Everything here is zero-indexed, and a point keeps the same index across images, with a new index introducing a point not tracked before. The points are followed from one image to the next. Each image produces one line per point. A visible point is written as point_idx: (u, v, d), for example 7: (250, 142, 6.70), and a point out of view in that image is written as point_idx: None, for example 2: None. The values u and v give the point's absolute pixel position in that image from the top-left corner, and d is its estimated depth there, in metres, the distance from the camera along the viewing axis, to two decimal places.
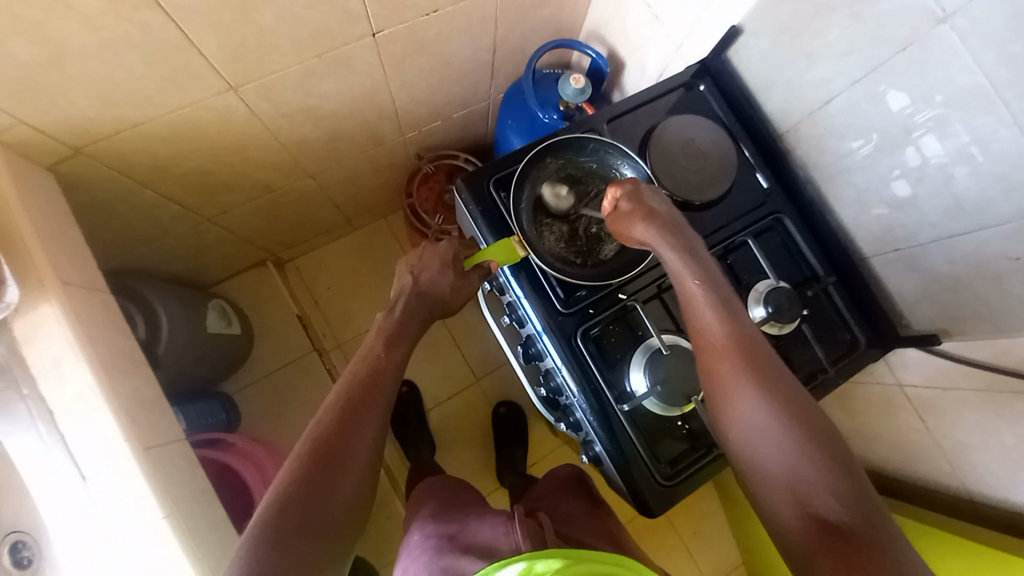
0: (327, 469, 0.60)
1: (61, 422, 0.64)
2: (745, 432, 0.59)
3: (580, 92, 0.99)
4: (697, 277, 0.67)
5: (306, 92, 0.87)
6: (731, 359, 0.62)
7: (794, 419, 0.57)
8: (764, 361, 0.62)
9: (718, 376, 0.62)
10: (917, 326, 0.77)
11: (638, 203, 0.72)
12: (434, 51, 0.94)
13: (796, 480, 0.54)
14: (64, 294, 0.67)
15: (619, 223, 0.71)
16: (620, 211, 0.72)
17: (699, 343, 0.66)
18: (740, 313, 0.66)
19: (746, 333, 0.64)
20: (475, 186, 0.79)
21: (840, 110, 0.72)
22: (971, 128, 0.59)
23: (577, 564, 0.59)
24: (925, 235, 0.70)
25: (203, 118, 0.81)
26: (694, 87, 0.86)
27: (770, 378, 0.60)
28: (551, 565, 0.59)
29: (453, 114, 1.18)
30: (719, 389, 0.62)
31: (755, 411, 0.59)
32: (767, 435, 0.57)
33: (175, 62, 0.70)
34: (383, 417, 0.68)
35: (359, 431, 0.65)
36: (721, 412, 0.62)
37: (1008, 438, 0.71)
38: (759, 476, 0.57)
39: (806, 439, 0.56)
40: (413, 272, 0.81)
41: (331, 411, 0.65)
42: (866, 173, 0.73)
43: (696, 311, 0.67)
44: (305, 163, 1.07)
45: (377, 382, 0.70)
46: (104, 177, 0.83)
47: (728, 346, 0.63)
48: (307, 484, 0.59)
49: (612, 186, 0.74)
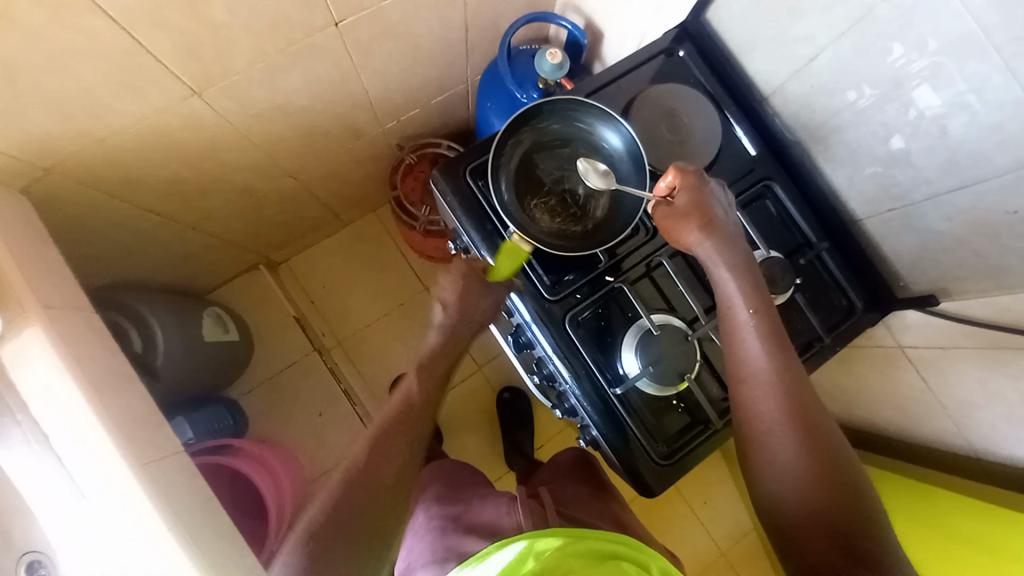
0: (370, 469, 0.66)
1: (55, 442, 0.64)
2: (769, 455, 0.60)
3: (557, 68, 0.95)
4: (749, 304, 0.65)
5: (273, 88, 0.85)
6: (770, 386, 0.62)
7: (818, 448, 0.58)
8: (801, 387, 0.62)
9: (755, 409, 0.62)
10: (915, 286, 0.76)
11: (695, 203, 0.68)
12: (402, 35, 0.90)
13: (808, 499, 0.56)
14: (47, 317, 0.67)
15: (672, 218, 0.69)
16: (674, 206, 0.69)
17: (735, 371, 0.65)
18: (788, 348, 0.64)
19: (784, 364, 0.63)
20: (452, 170, 0.76)
21: (829, 66, 0.69)
22: (962, 76, 0.56)
23: (578, 542, 0.60)
24: (920, 192, 0.67)
25: (169, 124, 0.79)
26: (675, 53, 0.83)
27: (808, 407, 0.61)
28: (552, 543, 0.59)
29: (431, 100, 1.15)
30: (749, 412, 0.62)
31: (785, 440, 0.59)
32: (793, 463, 0.58)
33: (131, 69, 0.68)
34: (425, 421, 0.72)
35: (400, 435, 0.70)
36: (752, 441, 0.62)
37: (1010, 393, 0.68)
38: (772, 491, 0.59)
39: (824, 467, 0.57)
40: (442, 302, 0.76)
41: (385, 416, 0.71)
42: (857, 132, 0.70)
43: (736, 336, 0.65)
44: (283, 162, 1.05)
45: (424, 389, 0.74)
46: (78, 193, 0.82)
47: (771, 375, 0.62)
48: (353, 480, 0.65)
49: (675, 171, 0.69)
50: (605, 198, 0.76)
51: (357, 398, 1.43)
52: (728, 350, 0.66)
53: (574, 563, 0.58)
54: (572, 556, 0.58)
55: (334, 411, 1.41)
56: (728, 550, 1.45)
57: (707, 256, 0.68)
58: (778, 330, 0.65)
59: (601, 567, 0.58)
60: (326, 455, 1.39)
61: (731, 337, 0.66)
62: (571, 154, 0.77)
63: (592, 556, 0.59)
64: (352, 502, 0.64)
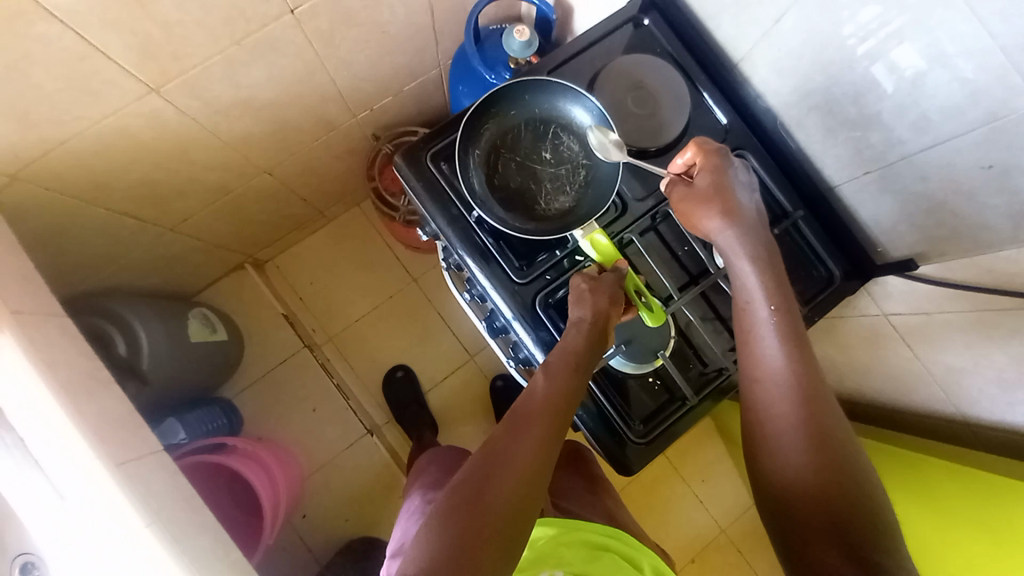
0: (497, 466, 0.55)
1: (32, 448, 0.64)
2: (778, 452, 0.59)
3: (526, 46, 0.93)
4: (769, 301, 0.63)
5: (235, 84, 0.83)
6: (776, 380, 0.60)
7: (826, 445, 0.57)
8: (816, 380, 0.60)
9: (766, 402, 0.61)
10: (894, 252, 0.74)
11: (715, 183, 0.66)
12: (364, 20, 0.88)
13: (806, 494, 0.56)
14: (15, 323, 0.66)
15: (689, 201, 0.67)
16: (694, 187, 0.67)
17: (751, 371, 0.63)
18: (806, 344, 0.62)
19: (802, 359, 0.60)
20: (416, 157, 0.75)
21: (796, 28, 0.66)
22: (935, 28, 0.53)
23: (570, 532, 0.68)
24: (895, 152, 0.65)
25: (131, 126, 0.78)
26: (641, 23, 0.80)
27: (819, 405, 0.59)
28: (546, 531, 0.68)
29: (404, 88, 1.13)
30: (761, 407, 0.61)
31: (794, 435, 0.58)
32: (796, 458, 0.57)
33: (85, 71, 0.67)
34: (553, 419, 0.60)
35: (529, 435, 0.58)
36: (756, 434, 0.62)
37: (999, 358, 0.67)
38: (772, 486, 0.59)
39: (828, 465, 0.56)
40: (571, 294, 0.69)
41: (521, 410, 0.60)
42: (831, 94, 0.67)
43: (753, 332, 0.64)
44: (255, 159, 1.04)
45: (564, 385, 0.62)
46: (48, 201, 0.81)
47: (787, 377, 0.60)
48: (480, 476, 0.54)
49: (695, 148, 0.68)
50: (570, 137, 0.75)
51: (350, 391, 1.44)
52: (750, 335, 0.64)
53: (566, 551, 0.66)
54: (565, 544, 0.67)
55: (329, 406, 1.42)
56: (727, 527, 1.45)
57: (726, 242, 0.66)
58: (784, 312, 0.63)
59: (592, 554, 0.67)
60: (324, 450, 1.39)
61: (747, 335, 0.64)
62: (509, 136, 0.75)
63: (583, 545, 0.67)
64: (478, 501, 0.53)
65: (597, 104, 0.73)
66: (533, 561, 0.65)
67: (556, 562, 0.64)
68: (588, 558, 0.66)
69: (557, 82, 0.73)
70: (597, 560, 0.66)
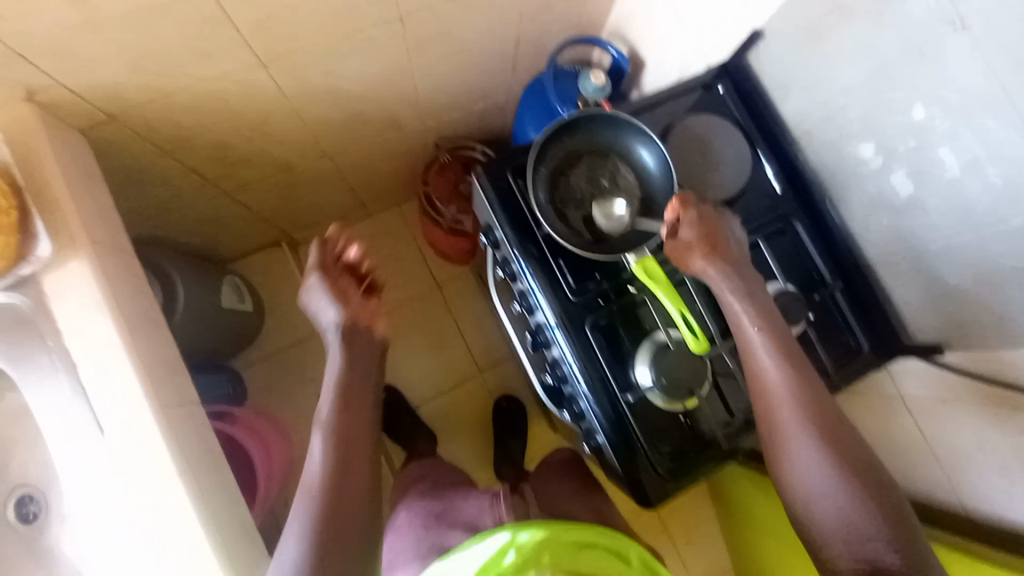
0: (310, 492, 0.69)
1: (82, 375, 0.65)
2: (805, 484, 0.65)
3: (599, 89, 1.01)
4: (754, 323, 0.70)
5: (332, 74, 0.90)
6: (792, 405, 0.67)
7: (851, 460, 0.64)
8: (822, 404, 0.67)
9: (781, 429, 0.67)
10: (920, 335, 0.79)
11: (703, 233, 0.72)
12: (459, 38, 0.96)
13: (852, 529, 0.61)
14: (93, 251, 0.68)
15: (680, 253, 0.73)
16: (680, 238, 0.73)
17: (754, 389, 0.70)
18: (802, 362, 0.69)
19: (800, 378, 0.68)
20: (495, 172, 0.79)
21: (858, 116, 0.74)
22: (982, 135, 0.60)
23: (561, 532, 0.67)
24: (935, 240, 0.71)
25: (231, 92, 0.84)
26: (713, 88, 0.87)
27: (836, 430, 0.66)
28: (534, 535, 0.66)
29: (473, 107, 1.21)
30: (778, 432, 0.68)
31: (811, 454, 0.65)
32: (826, 485, 0.63)
33: (209, 38, 0.72)
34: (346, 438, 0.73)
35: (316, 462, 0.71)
36: (777, 463, 0.68)
37: (1004, 450, 0.71)
38: (812, 517, 0.64)
39: (862, 492, 0.62)
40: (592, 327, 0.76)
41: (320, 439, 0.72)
42: (880, 179, 0.74)
43: (750, 353, 0.70)
44: (325, 143, 1.09)
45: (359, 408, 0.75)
46: (133, 143, 0.85)
47: (793, 397, 0.67)
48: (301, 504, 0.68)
49: (679, 203, 0.72)
50: (629, 170, 0.79)
51: None
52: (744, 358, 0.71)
53: (556, 553, 0.65)
54: (555, 546, 0.66)
55: None
56: None
57: (727, 288, 0.71)
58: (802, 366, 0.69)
59: (582, 554, 0.67)
60: None
61: (746, 352, 0.71)
62: (575, 160, 0.79)
63: (573, 545, 0.67)
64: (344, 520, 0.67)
65: (660, 146, 0.77)
66: (523, 567, 0.64)
67: (546, 567, 0.64)
68: (577, 560, 0.66)
69: (627, 118, 0.77)
70: (586, 558, 0.66)
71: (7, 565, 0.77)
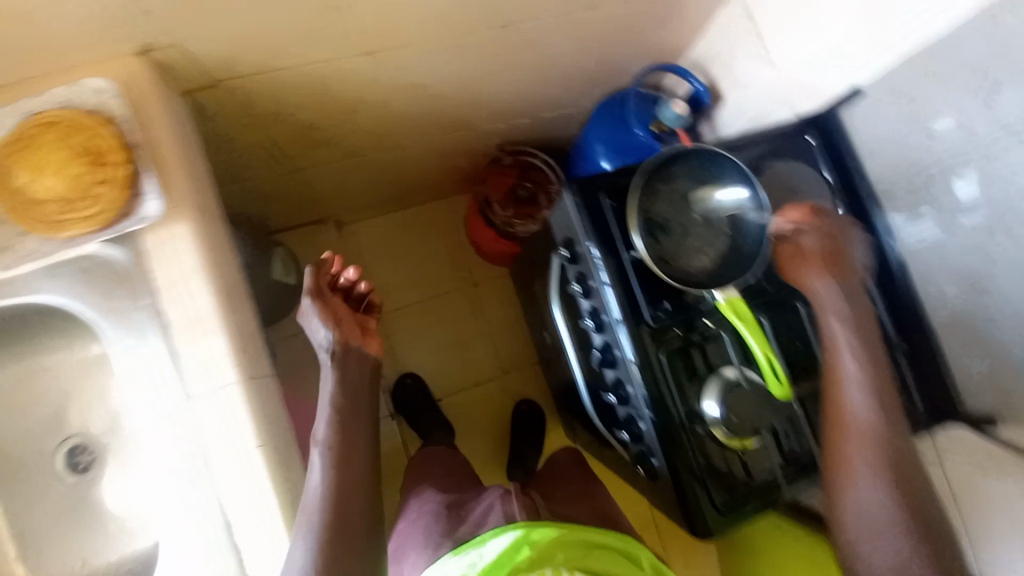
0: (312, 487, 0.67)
1: (175, 337, 0.65)
2: (859, 505, 0.70)
3: (677, 118, 1.02)
4: (858, 360, 0.74)
5: (428, 71, 0.91)
6: (869, 439, 0.71)
7: (910, 493, 0.70)
8: (901, 449, 0.72)
9: (850, 458, 0.72)
10: (971, 404, 0.81)
11: (819, 243, 0.77)
12: (555, 50, 0.97)
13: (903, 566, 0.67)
14: (194, 218, 0.67)
15: (799, 258, 0.77)
16: (803, 244, 0.77)
17: (835, 419, 0.74)
18: (891, 406, 0.73)
19: (885, 425, 0.72)
20: (586, 192, 0.80)
21: (947, 189, 0.77)
22: None
23: (569, 534, 0.79)
24: (1003, 318, 0.74)
25: (333, 74, 0.84)
26: (803, 135, 0.92)
27: (903, 468, 0.71)
28: (546, 534, 0.77)
29: (545, 116, 1.22)
30: (840, 467, 0.72)
31: (874, 486, 0.70)
32: (880, 507, 0.69)
33: (332, 18, 0.73)
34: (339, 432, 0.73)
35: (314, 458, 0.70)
36: (835, 483, 0.72)
37: None
38: (860, 547, 0.70)
39: (917, 531, 0.68)
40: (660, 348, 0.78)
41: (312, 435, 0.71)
42: (957, 252, 0.78)
43: (840, 389, 0.74)
44: (402, 134, 1.08)
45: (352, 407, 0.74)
46: (227, 112, 0.83)
47: (871, 435, 0.72)
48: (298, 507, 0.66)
49: (809, 209, 0.79)
50: (722, 205, 0.78)
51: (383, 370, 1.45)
52: (827, 394, 0.75)
53: (564, 549, 0.76)
54: (563, 544, 0.77)
55: None
56: None
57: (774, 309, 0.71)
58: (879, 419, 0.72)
59: (590, 552, 0.78)
60: None
61: (837, 387, 0.75)
62: (670, 189, 0.79)
63: (581, 543, 0.79)
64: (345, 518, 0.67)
65: (757, 189, 0.76)
66: (537, 560, 0.74)
67: (556, 561, 0.75)
68: (586, 556, 0.77)
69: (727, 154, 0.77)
70: (593, 556, 0.78)
71: (73, 512, 0.80)
